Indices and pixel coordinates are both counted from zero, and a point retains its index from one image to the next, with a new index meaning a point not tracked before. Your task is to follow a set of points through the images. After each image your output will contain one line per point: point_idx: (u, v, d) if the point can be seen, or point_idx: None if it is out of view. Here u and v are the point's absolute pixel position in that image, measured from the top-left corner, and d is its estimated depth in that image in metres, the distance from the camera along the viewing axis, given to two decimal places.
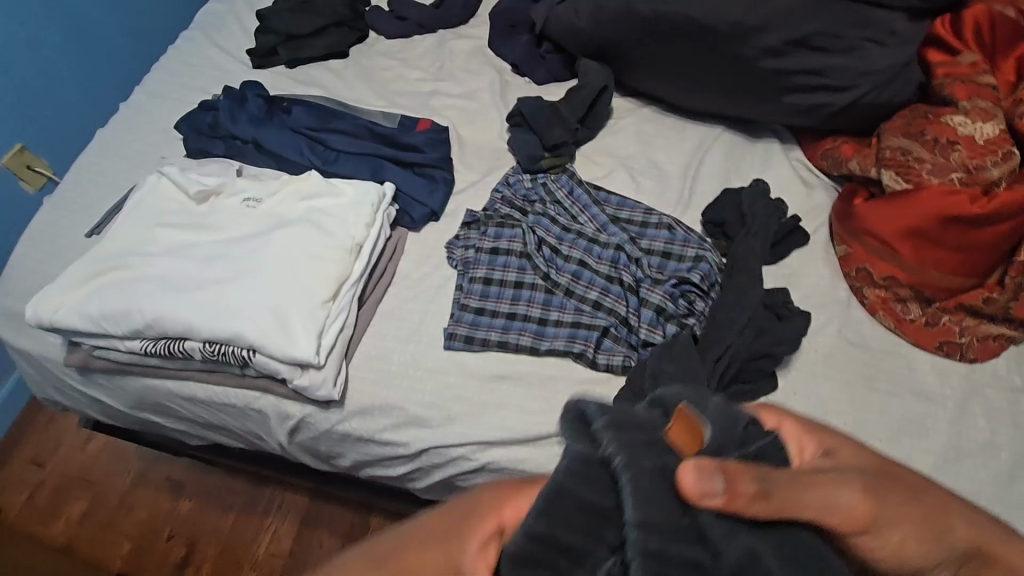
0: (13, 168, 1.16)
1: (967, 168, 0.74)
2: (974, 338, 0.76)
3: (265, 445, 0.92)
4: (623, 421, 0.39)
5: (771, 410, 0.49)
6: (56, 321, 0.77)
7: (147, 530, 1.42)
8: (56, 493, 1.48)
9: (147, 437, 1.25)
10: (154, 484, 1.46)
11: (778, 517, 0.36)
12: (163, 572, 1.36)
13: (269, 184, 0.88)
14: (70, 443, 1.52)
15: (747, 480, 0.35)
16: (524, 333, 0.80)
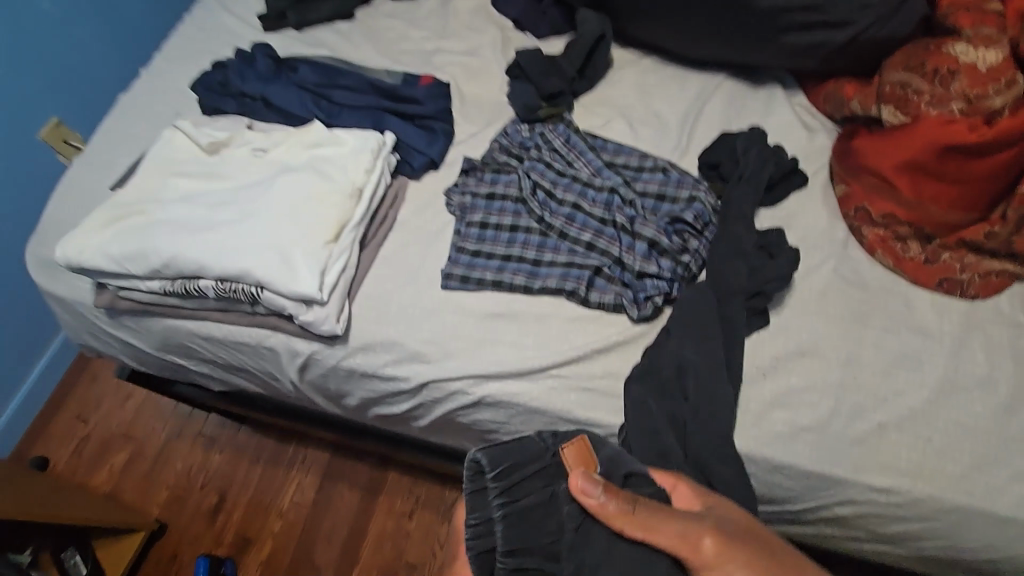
0: (49, 141, 1.26)
1: (968, 98, 0.73)
2: (975, 274, 0.75)
3: (280, 386, 0.98)
4: (510, 455, 0.53)
5: (671, 472, 0.62)
6: (82, 261, 0.83)
7: (183, 481, 1.45)
8: (100, 447, 1.50)
9: (175, 389, 1.32)
10: (191, 438, 1.49)
11: (635, 532, 0.51)
12: (197, 520, 1.42)
13: (275, 135, 0.93)
14: (113, 399, 1.54)
15: (618, 502, 0.51)
16: (519, 273, 0.82)
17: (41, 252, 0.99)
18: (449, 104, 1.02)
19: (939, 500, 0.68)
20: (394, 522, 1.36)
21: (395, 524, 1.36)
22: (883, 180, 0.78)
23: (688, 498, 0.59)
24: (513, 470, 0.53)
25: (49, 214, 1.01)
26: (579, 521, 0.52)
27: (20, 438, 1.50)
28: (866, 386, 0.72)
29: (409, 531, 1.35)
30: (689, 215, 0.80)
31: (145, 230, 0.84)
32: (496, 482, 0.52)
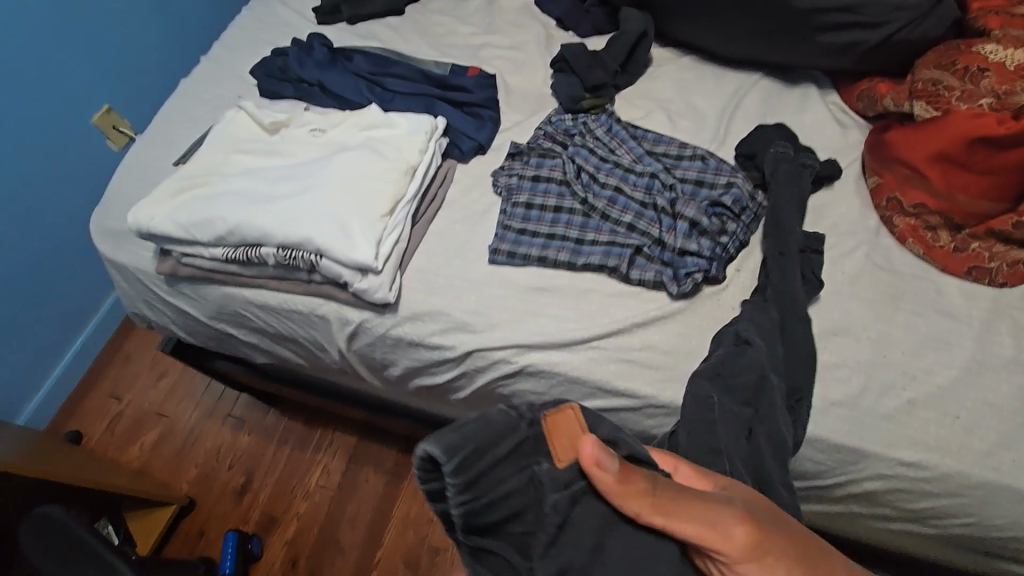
0: (101, 126, 1.44)
1: (997, 94, 0.76)
2: (1004, 263, 0.78)
3: (326, 358, 1.04)
4: (470, 444, 0.44)
5: (670, 455, 0.54)
6: (152, 226, 0.88)
7: (212, 459, 1.49)
8: (131, 424, 1.55)
9: (214, 364, 1.37)
10: (219, 420, 1.53)
11: (653, 518, 0.45)
12: (224, 497, 1.45)
13: (333, 117, 0.98)
14: (147, 378, 1.59)
15: (632, 480, 0.45)
16: (563, 250, 0.87)
17: (105, 222, 1.04)
18: (496, 93, 1.07)
19: (967, 476, 0.70)
20: (419, 505, 1.39)
21: (419, 510, 1.39)
22: (914, 170, 0.82)
23: (691, 480, 0.52)
24: (477, 456, 0.44)
25: (114, 188, 1.07)
26: (562, 516, 0.45)
27: (60, 408, 1.55)
28: (896, 364, 0.75)
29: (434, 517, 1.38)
30: (728, 200, 0.84)
31: (211, 199, 0.89)
32: (455, 472, 0.43)
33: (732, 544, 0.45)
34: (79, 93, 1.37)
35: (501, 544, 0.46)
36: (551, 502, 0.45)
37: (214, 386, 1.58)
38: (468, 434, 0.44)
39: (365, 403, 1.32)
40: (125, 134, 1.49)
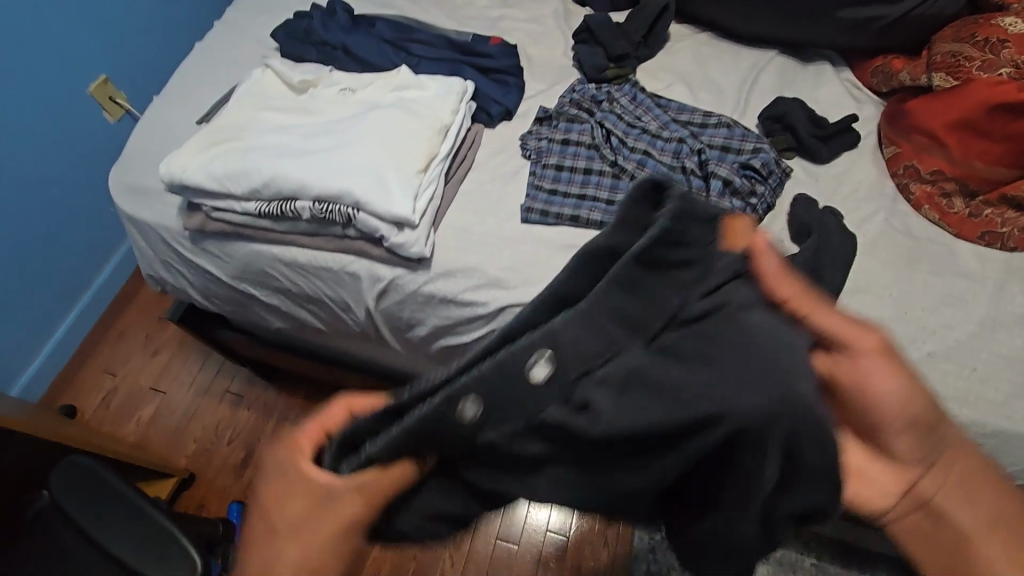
0: (96, 97, 1.42)
1: (1015, 64, 0.80)
2: (1016, 228, 0.82)
3: (346, 319, 1.00)
4: (689, 210, 0.42)
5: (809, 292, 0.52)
6: (184, 178, 0.88)
7: (211, 434, 1.47)
8: (127, 397, 1.53)
9: (220, 335, 1.35)
10: (217, 396, 1.52)
11: (788, 295, 0.44)
12: (224, 472, 1.43)
13: (363, 77, 0.98)
14: (141, 355, 1.57)
15: (781, 263, 0.45)
16: (594, 210, 0.88)
17: (123, 178, 1.02)
18: (519, 63, 1.07)
19: (982, 425, 0.74)
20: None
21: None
22: (931, 138, 0.86)
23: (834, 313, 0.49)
24: (689, 224, 0.42)
25: (131, 145, 1.05)
26: (710, 288, 0.43)
27: (53, 382, 1.51)
28: (916, 320, 0.79)
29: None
30: (757, 162, 0.87)
31: (244, 152, 0.89)
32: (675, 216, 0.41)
33: (885, 378, 0.43)
34: (79, 60, 1.36)
35: (613, 314, 0.40)
36: (695, 300, 0.42)
37: (212, 362, 1.56)
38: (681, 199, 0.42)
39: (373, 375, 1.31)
40: (122, 107, 1.48)
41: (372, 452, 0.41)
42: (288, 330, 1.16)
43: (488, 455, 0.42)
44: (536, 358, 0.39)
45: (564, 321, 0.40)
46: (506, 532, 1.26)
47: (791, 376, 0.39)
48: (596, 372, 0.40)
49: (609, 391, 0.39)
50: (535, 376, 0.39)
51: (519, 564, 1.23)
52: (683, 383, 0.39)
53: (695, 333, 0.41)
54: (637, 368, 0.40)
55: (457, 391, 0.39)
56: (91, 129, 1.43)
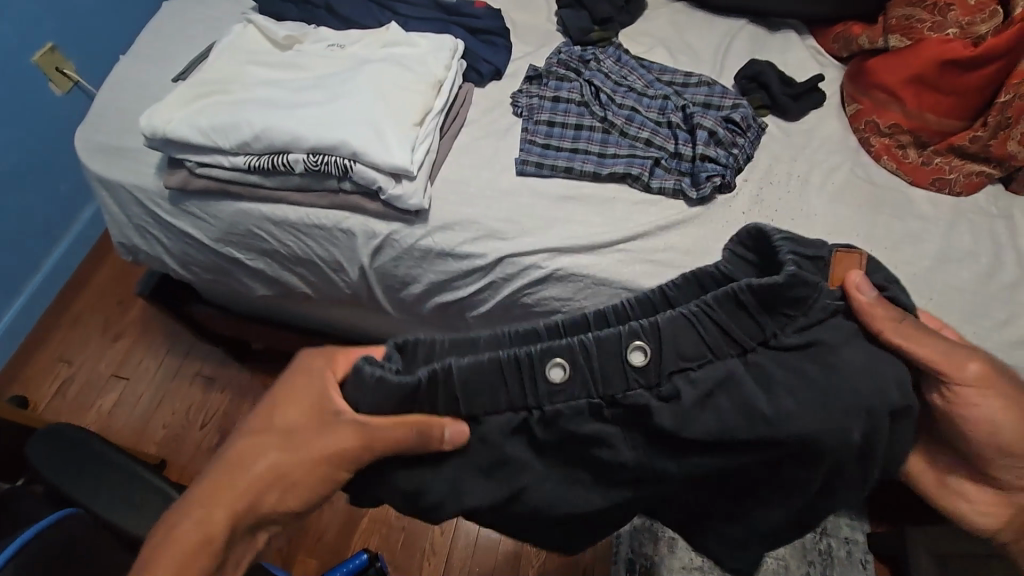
0: (43, 66, 1.33)
1: (960, 25, 0.90)
2: (962, 174, 0.92)
3: (337, 282, 0.99)
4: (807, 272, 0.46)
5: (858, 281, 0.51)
6: (168, 131, 0.87)
7: (181, 419, 1.39)
8: (86, 385, 1.44)
9: (193, 311, 1.30)
10: (187, 379, 1.44)
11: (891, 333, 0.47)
12: (196, 459, 1.35)
13: (352, 34, 0.98)
14: (100, 341, 1.48)
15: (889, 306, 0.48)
16: (587, 162, 0.92)
17: (94, 138, 0.98)
18: (505, 25, 1.09)
19: None
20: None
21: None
22: (890, 93, 0.94)
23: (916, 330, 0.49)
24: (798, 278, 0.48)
25: (102, 103, 1.00)
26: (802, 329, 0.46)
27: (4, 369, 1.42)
28: (882, 256, 0.87)
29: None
30: (737, 116, 0.93)
31: (234, 106, 0.88)
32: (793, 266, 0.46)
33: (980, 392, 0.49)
34: (26, 22, 1.27)
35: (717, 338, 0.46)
36: (787, 334, 0.46)
37: (178, 345, 1.48)
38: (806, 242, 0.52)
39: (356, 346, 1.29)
40: (70, 78, 1.39)
41: (426, 374, 0.45)
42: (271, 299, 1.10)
43: (544, 430, 0.46)
44: (644, 344, 0.45)
45: (674, 319, 0.46)
46: None
47: (859, 423, 0.45)
48: (690, 373, 0.45)
49: (698, 391, 0.45)
50: (632, 364, 0.45)
51: None
52: (765, 403, 0.44)
53: (787, 364, 0.46)
54: (722, 376, 0.45)
55: (555, 350, 0.45)
56: (37, 97, 1.34)
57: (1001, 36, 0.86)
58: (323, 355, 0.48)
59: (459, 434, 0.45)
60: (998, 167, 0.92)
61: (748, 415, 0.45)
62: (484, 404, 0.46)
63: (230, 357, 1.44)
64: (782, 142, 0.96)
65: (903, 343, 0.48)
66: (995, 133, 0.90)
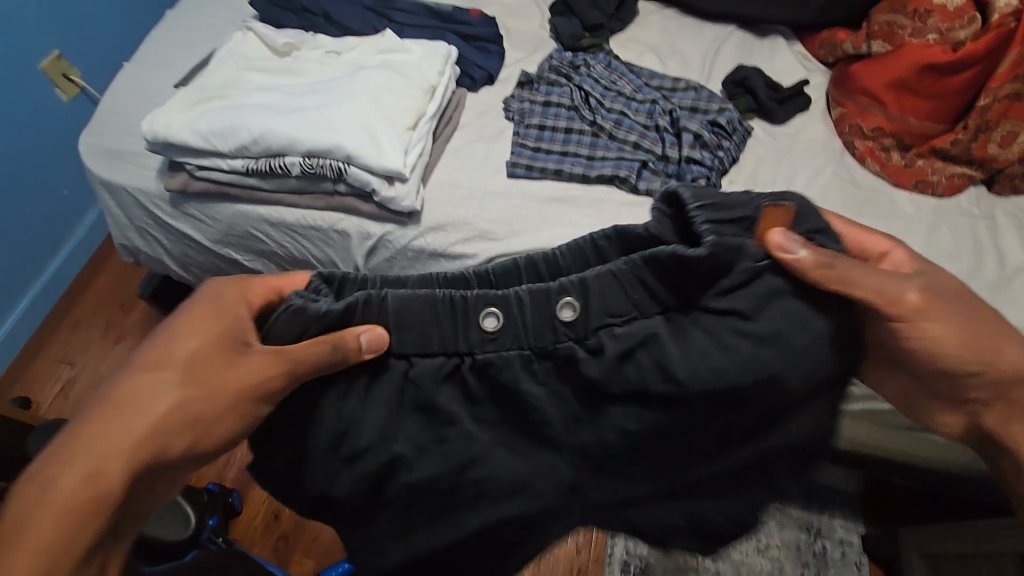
0: (49, 73, 1.36)
1: (940, 31, 0.93)
2: (944, 176, 0.94)
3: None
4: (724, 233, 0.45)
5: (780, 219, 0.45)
6: (169, 135, 0.89)
7: None
8: (87, 387, 1.46)
9: None
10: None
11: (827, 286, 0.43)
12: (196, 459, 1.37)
13: (349, 41, 1.01)
14: (101, 343, 1.50)
15: (820, 257, 0.43)
16: (576, 165, 0.94)
17: (97, 141, 1.00)
18: (499, 32, 1.11)
19: None
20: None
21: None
22: (873, 98, 0.97)
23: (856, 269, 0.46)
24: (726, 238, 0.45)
25: (105, 108, 1.03)
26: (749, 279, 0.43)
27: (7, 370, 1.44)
28: None
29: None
30: (723, 120, 0.96)
31: (233, 110, 0.91)
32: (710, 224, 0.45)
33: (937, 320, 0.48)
34: (32, 31, 1.30)
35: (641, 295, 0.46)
36: (715, 300, 0.44)
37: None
38: (723, 203, 0.46)
39: None
40: (76, 84, 1.42)
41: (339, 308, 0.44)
42: None
43: (482, 375, 0.46)
44: (575, 300, 0.45)
45: (602, 276, 0.45)
46: None
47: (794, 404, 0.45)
48: (616, 327, 0.45)
49: (619, 347, 0.45)
50: (562, 320, 0.44)
51: None
52: (684, 363, 0.44)
53: (712, 329, 0.44)
54: (650, 339, 0.45)
55: (494, 298, 0.45)
56: (43, 103, 1.37)
57: (979, 41, 0.90)
58: (231, 284, 0.48)
59: (376, 339, 0.44)
60: (980, 169, 0.94)
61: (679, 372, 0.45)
62: (411, 345, 0.45)
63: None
64: (767, 146, 0.99)
65: (833, 288, 0.43)
66: (977, 136, 0.93)
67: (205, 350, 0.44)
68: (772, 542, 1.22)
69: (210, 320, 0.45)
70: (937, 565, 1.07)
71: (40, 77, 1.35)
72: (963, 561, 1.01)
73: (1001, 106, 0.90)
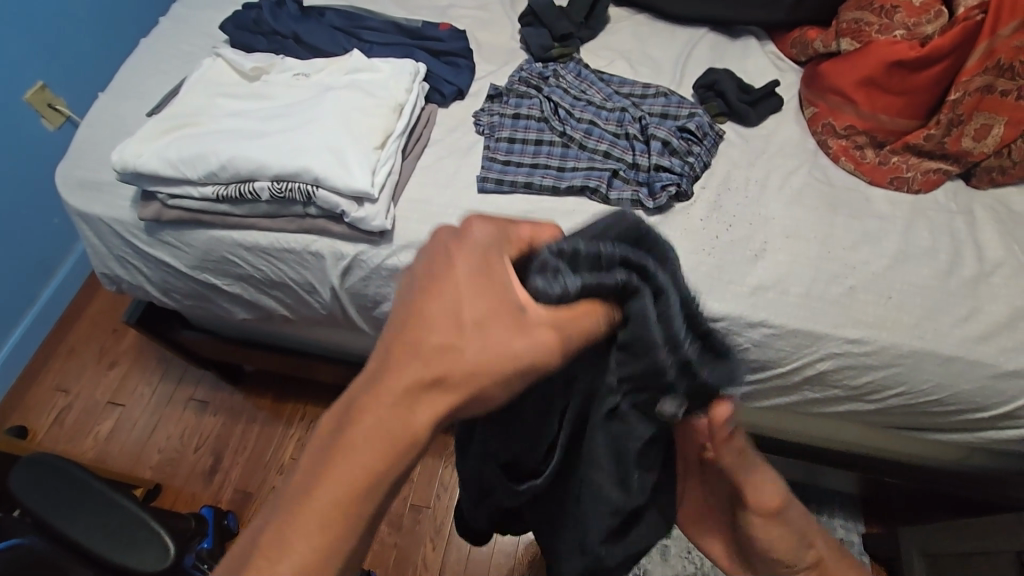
0: (34, 104, 1.37)
1: (908, 26, 0.93)
2: (919, 172, 0.93)
3: (313, 303, 1.00)
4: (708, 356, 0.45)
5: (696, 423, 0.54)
6: (139, 164, 0.90)
7: (177, 444, 1.42)
8: (83, 413, 1.46)
9: (180, 338, 1.32)
10: (180, 405, 1.46)
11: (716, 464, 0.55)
12: (191, 482, 1.37)
13: (317, 62, 1.02)
14: (94, 369, 1.51)
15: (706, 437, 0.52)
16: (547, 176, 0.94)
17: (72, 174, 1.01)
18: (469, 46, 1.11)
19: (899, 346, 0.81)
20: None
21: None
22: (843, 96, 0.97)
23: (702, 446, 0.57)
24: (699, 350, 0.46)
25: (80, 140, 1.04)
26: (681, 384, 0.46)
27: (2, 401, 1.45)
28: (840, 258, 0.87)
29: (412, 476, 1.33)
30: (693, 125, 0.96)
31: (203, 137, 0.91)
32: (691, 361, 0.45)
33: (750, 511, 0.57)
34: (15, 65, 1.32)
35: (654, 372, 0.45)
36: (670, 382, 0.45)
37: (171, 371, 1.50)
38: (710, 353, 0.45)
39: (339, 364, 1.30)
40: (62, 113, 1.43)
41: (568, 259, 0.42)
42: (252, 322, 1.12)
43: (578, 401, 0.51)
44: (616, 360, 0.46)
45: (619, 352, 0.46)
46: None
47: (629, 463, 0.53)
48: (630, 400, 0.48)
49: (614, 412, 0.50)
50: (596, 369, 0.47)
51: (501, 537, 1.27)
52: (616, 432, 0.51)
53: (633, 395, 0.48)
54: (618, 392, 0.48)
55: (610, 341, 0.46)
56: (28, 134, 1.38)
57: (946, 35, 0.89)
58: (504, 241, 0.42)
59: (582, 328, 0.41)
60: (956, 163, 0.93)
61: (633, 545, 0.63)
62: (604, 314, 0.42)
63: (223, 381, 1.47)
64: (739, 148, 0.98)
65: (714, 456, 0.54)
66: (949, 130, 0.92)
67: (497, 312, 0.40)
68: None
69: (492, 278, 0.40)
70: (939, 565, 1.05)
71: (25, 108, 1.36)
72: (964, 560, 0.99)
73: (973, 99, 0.89)
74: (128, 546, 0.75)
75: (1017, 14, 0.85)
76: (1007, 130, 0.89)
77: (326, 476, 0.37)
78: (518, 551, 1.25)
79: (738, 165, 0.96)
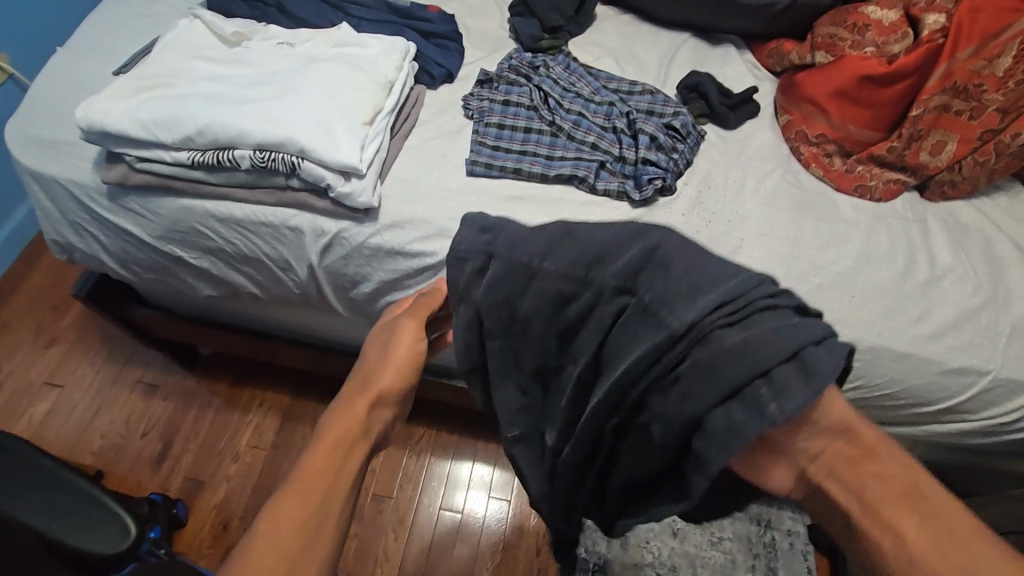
0: None
1: (877, 44, 1.00)
2: (881, 182, 0.99)
3: (286, 281, 0.96)
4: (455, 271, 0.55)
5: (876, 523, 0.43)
6: (106, 123, 0.85)
7: (124, 428, 1.34)
8: (17, 393, 1.37)
9: (132, 317, 1.24)
10: (127, 387, 1.39)
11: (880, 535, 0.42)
12: (137, 469, 1.30)
13: (303, 33, 0.99)
14: (31, 348, 1.42)
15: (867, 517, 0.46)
16: (536, 164, 0.94)
17: (24, 131, 0.94)
18: (458, 30, 1.11)
19: (859, 342, 0.87)
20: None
21: None
22: (816, 106, 1.02)
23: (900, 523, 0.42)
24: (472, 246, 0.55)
25: (33, 96, 0.97)
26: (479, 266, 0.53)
27: None
28: (809, 257, 0.92)
29: (374, 468, 1.35)
30: (678, 123, 0.99)
31: (178, 100, 0.87)
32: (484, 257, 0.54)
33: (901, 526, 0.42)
34: None
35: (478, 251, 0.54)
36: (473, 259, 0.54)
37: (117, 353, 1.43)
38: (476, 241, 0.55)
39: (306, 349, 1.26)
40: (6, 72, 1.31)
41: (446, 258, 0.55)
42: (218, 299, 1.07)
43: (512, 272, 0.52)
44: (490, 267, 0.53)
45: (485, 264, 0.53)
46: (449, 502, 1.32)
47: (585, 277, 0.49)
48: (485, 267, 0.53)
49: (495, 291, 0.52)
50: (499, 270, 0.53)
51: (464, 526, 1.30)
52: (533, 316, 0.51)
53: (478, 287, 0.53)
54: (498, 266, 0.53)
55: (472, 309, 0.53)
56: None
57: (911, 54, 0.96)
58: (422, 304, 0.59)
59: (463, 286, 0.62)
60: (913, 176, 1.00)
61: (573, 265, 0.50)
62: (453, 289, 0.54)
63: (174, 364, 1.41)
64: (719, 149, 1.02)
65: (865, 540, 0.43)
66: (909, 144, 0.99)
67: (404, 337, 0.57)
68: (724, 536, 1.32)
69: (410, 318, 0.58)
70: None
71: None
72: None
73: (932, 116, 0.97)
74: (83, 524, 0.71)
75: (974, 39, 0.93)
76: (959, 147, 0.97)
77: (279, 497, 0.48)
78: (480, 543, 1.28)
79: (717, 164, 1.00)
